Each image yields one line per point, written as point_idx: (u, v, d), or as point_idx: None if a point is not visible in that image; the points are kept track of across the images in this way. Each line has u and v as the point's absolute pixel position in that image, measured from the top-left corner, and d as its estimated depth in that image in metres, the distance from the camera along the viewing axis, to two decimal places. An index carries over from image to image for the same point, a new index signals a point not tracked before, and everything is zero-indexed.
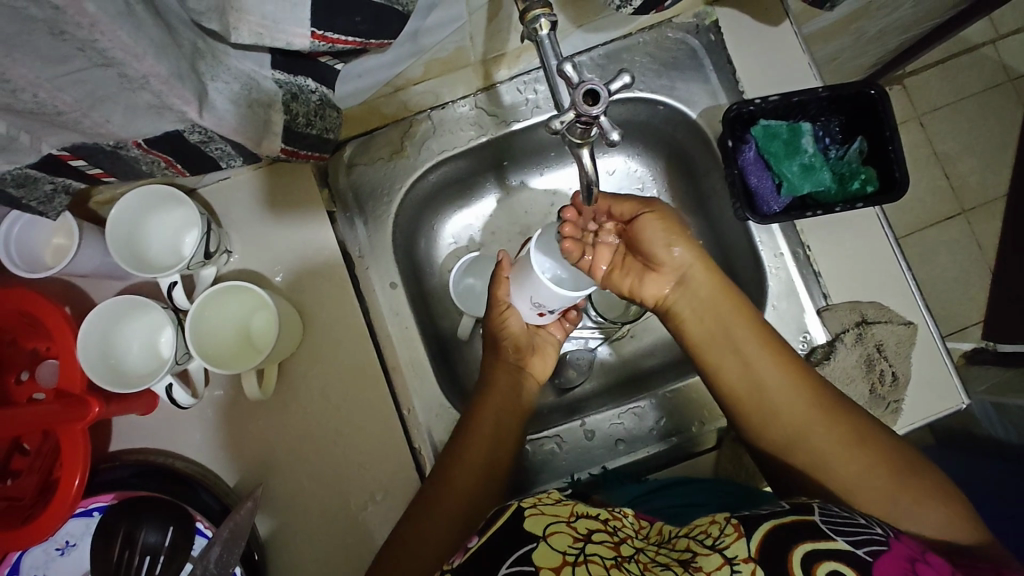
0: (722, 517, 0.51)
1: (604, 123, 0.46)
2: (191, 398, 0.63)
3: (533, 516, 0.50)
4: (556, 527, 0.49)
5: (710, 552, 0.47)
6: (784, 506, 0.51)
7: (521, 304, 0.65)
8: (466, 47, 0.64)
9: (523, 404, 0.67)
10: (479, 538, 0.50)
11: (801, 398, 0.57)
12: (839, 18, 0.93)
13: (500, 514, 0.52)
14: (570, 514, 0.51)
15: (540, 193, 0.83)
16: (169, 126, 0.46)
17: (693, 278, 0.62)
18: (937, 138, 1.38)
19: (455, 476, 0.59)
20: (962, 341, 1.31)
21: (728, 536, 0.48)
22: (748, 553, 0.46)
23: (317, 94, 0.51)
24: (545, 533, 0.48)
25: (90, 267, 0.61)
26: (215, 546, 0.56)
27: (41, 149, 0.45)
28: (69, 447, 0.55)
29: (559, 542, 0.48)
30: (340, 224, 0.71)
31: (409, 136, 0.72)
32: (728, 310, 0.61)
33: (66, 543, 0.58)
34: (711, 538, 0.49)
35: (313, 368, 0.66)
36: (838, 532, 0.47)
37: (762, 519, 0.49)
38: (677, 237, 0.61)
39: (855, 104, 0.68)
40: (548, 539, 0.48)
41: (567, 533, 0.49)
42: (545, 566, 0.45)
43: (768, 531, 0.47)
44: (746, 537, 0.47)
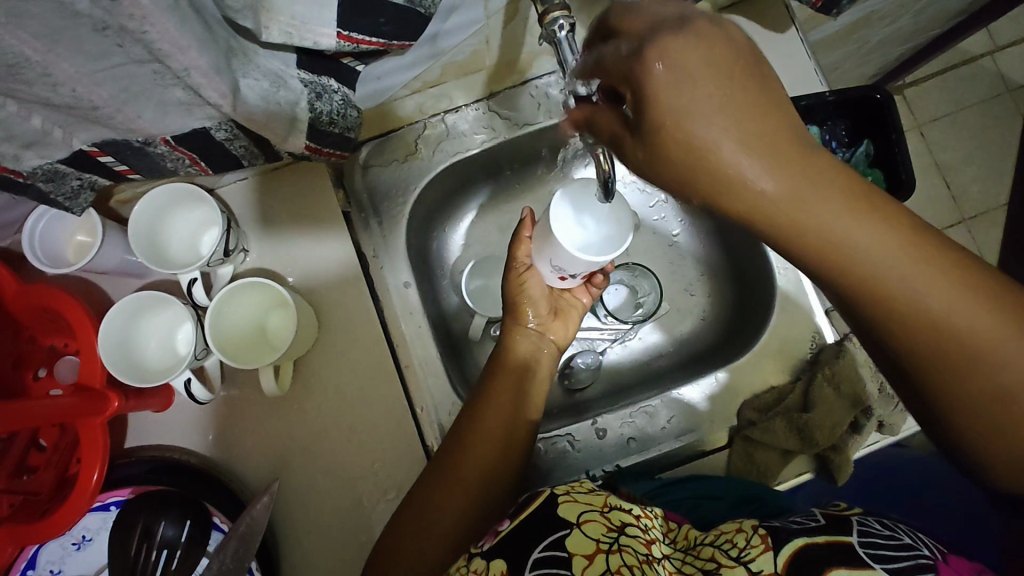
0: (748, 526, 0.52)
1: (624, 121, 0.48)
2: (208, 393, 0.63)
3: (566, 503, 0.51)
4: (590, 516, 0.50)
5: (734, 565, 0.48)
6: (820, 519, 0.51)
7: (543, 269, 0.66)
8: (481, 50, 0.65)
9: (538, 383, 0.66)
10: (509, 523, 0.52)
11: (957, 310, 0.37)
12: (842, 27, 0.96)
13: (534, 498, 0.54)
14: (602, 504, 0.52)
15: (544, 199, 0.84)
16: (197, 123, 0.47)
17: (803, 211, 0.36)
18: (937, 147, 1.41)
19: (465, 459, 0.59)
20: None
21: (755, 547, 0.49)
22: (774, 568, 0.46)
23: (339, 94, 0.52)
24: (580, 521, 0.49)
25: (111, 264, 0.62)
26: (231, 541, 0.56)
27: (72, 144, 0.46)
28: (89, 440, 0.56)
29: (592, 530, 0.48)
30: (356, 224, 0.72)
31: (424, 138, 0.73)
32: (820, 204, 0.36)
33: (82, 538, 0.58)
34: (736, 549, 0.50)
35: (328, 366, 0.67)
36: (875, 558, 0.46)
37: (792, 534, 0.49)
38: (747, 137, 0.35)
39: (861, 109, 0.70)
40: (582, 527, 0.48)
41: (601, 522, 0.49)
42: (579, 553, 0.46)
43: (801, 546, 0.47)
44: (774, 551, 0.47)
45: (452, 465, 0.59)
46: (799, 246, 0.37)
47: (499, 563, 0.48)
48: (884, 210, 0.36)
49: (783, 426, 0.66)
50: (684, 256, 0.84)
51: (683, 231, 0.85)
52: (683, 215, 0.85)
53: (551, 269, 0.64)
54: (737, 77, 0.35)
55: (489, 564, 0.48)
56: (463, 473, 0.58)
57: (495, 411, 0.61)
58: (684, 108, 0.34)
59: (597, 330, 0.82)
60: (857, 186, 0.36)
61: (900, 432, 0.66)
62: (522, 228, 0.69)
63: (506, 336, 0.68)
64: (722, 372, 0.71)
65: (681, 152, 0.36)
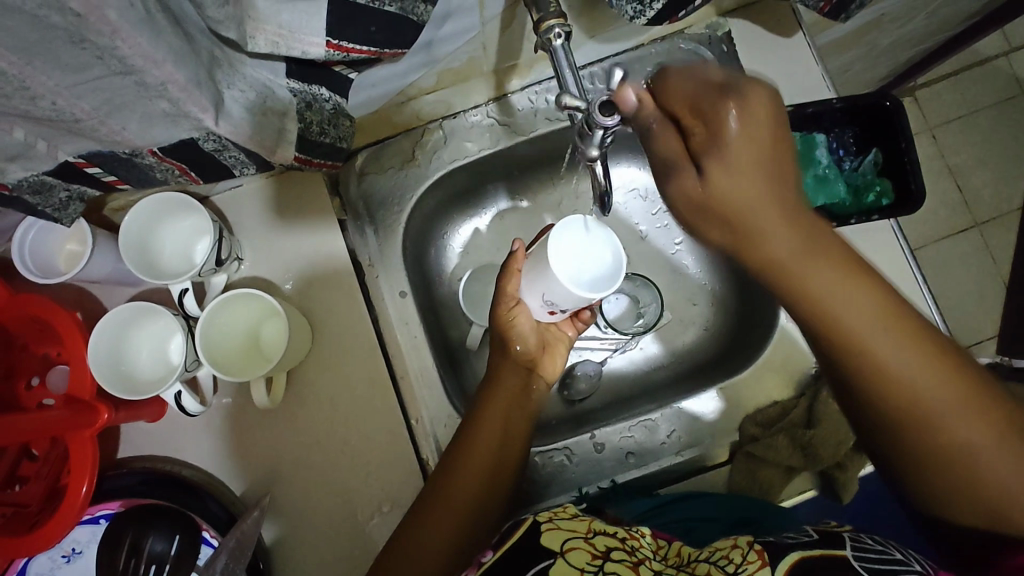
0: (744, 540, 0.51)
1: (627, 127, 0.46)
2: (199, 405, 0.62)
3: (549, 530, 0.55)
4: (573, 543, 0.53)
5: None
6: (815, 535, 0.51)
7: (530, 297, 0.63)
8: (478, 57, 0.63)
9: (531, 406, 0.64)
10: None
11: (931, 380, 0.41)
12: (853, 28, 0.95)
13: (517, 527, 0.57)
14: (586, 530, 0.55)
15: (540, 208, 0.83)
16: (184, 134, 0.46)
17: (806, 274, 0.40)
18: (949, 150, 1.39)
19: (455, 483, 0.57)
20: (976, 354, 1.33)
21: (751, 563, 0.48)
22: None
23: (330, 103, 0.51)
24: (563, 550, 0.52)
25: (103, 272, 0.61)
26: (220, 556, 0.55)
27: (58, 156, 0.45)
28: (78, 452, 0.55)
29: (576, 559, 0.51)
30: (351, 232, 0.71)
31: (421, 146, 0.72)
32: (820, 272, 0.40)
33: (72, 550, 0.58)
34: (733, 564, 0.49)
35: (322, 377, 0.66)
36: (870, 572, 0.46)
37: (790, 547, 0.49)
38: (772, 198, 0.40)
39: (870, 116, 0.67)
40: (566, 556, 0.51)
41: (585, 550, 0.52)
42: None
43: (796, 561, 0.47)
44: (771, 567, 0.47)
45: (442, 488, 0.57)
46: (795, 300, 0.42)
47: None
48: (878, 289, 0.41)
49: (786, 443, 0.64)
50: (687, 265, 0.82)
51: (684, 238, 0.83)
52: None
53: (542, 301, 0.61)
54: (775, 140, 0.40)
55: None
56: (451, 497, 0.57)
57: (488, 424, 0.60)
58: (721, 164, 0.40)
59: (597, 338, 0.80)
60: (859, 262, 0.41)
61: None
62: (510, 260, 0.64)
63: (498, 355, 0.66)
64: (724, 385, 0.70)
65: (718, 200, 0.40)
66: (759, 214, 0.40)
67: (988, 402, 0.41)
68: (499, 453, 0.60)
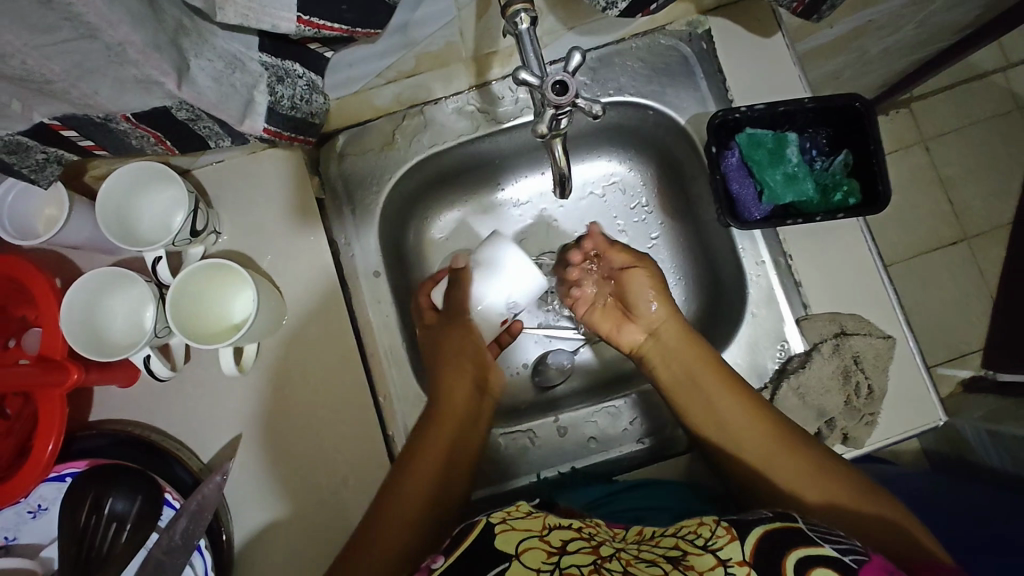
0: (710, 518, 0.52)
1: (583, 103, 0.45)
2: (169, 371, 0.64)
3: (502, 532, 0.50)
4: (529, 543, 0.49)
5: (701, 552, 0.48)
6: (768, 512, 0.51)
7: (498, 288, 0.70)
8: (457, 42, 0.64)
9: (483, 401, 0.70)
10: (444, 559, 0.49)
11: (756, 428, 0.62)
12: (841, 33, 0.97)
13: (468, 530, 0.51)
14: (541, 527, 0.51)
15: (518, 198, 0.85)
16: (156, 101, 0.48)
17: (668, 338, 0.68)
18: (941, 162, 1.40)
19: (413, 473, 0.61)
20: (960, 368, 1.34)
21: (722, 537, 0.49)
22: (742, 557, 0.47)
23: (305, 79, 0.53)
24: (518, 550, 0.48)
25: (81, 236, 0.62)
26: (182, 518, 0.58)
27: (33, 117, 0.47)
28: (48, 410, 0.57)
29: (531, 558, 0.48)
30: (329, 211, 0.72)
31: (402, 129, 0.73)
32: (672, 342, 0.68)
33: (38, 506, 0.59)
34: (702, 538, 0.49)
35: (292, 352, 0.67)
36: (825, 539, 0.48)
37: (753, 523, 0.50)
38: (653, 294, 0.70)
39: (842, 117, 0.68)
40: (521, 556, 0.48)
41: (541, 549, 0.49)
42: None
43: (761, 535, 0.48)
44: (740, 540, 0.48)
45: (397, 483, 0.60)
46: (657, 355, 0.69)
47: None
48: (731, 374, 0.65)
49: None
50: (662, 259, 0.84)
51: (661, 233, 0.84)
52: (663, 218, 0.84)
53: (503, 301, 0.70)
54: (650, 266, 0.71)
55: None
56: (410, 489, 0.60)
57: (441, 434, 0.63)
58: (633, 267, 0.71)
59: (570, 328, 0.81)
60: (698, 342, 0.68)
61: (864, 445, 0.67)
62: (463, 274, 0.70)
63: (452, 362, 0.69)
64: None
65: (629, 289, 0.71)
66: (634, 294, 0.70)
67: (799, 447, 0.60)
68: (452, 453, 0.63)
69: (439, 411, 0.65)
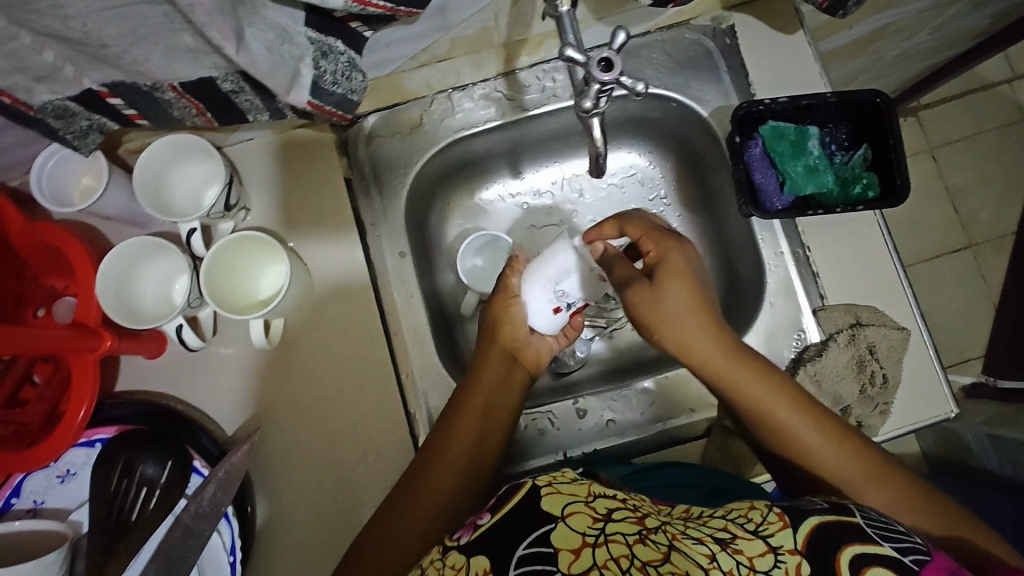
0: (761, 502, 0.51)
1: (625, 78, 0.45)
2: (200, 341, 0.65)
3: (549, 495, 0.48)
4: (574, 507, 0.47)
5: (752, 537, 0.47)
6: (824, 504, 0.51)
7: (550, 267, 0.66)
8: (490, 27, 0.66)
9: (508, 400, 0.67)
10: (490, 517, 0.48)
11: (823, 440, 0.58)
12: (857, 37, 0.99)
13: (515, 491, 0.50)
14: (586, 493, 0.49)
15: (539, 187, 0.87)
16: (204, 72, 0.49)
17: (711, 358, 0.61)
18: (948, 170, 1.42)
19: (434, 473, 0.61)
20: (963, 373, 1.36)
21: (773, 524, 0.48)
22: (793, 545, 0.46)
23: (345, 56, 0.53)
24: (563, 513, 0.46)
25: (116, 208, 0.63)
26: (210, 484, 0.58)
27: (83, 82, 0.48)
28: (79, 375, 0.58)
29: (578, 523, 0.46)
30: (357, 192, 0.73)
31: (430, 113, 0.74)
32: (717, 362, 0.61)
33: (67, 472, 0.60)
34: (753, 522, 0.48)
35: (318, 329, 0.68)
36: (884, 538, 0.48)
37: (807, 512, 0.50)
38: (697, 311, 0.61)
39: (862, 112, 0.69)
40: (567, 520, 0.46)
41: (586, 513, 0.46)
42: (564, 548, 0.44)
43: (816, 525, 0.48)
44: (792, 529, 0.47)
45: (422, 481, 0.60)
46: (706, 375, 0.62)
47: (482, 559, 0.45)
48: (778, 380, 0.60)
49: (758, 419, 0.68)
50: None
51: (680, 224, 0.85)
52: (681, 210, 0.86)
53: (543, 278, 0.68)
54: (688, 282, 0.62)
55: (471, 560, 0.45)
56: (433, 487, 0.60)
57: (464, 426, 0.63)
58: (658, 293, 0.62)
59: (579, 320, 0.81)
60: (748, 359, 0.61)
61: (878, 433, 0.68)
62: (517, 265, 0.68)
63: (483, 348, 0.69)
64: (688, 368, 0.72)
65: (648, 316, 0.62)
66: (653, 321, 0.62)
67: (864, 454, 0.57)
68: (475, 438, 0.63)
69: (463, 399, 0.65)
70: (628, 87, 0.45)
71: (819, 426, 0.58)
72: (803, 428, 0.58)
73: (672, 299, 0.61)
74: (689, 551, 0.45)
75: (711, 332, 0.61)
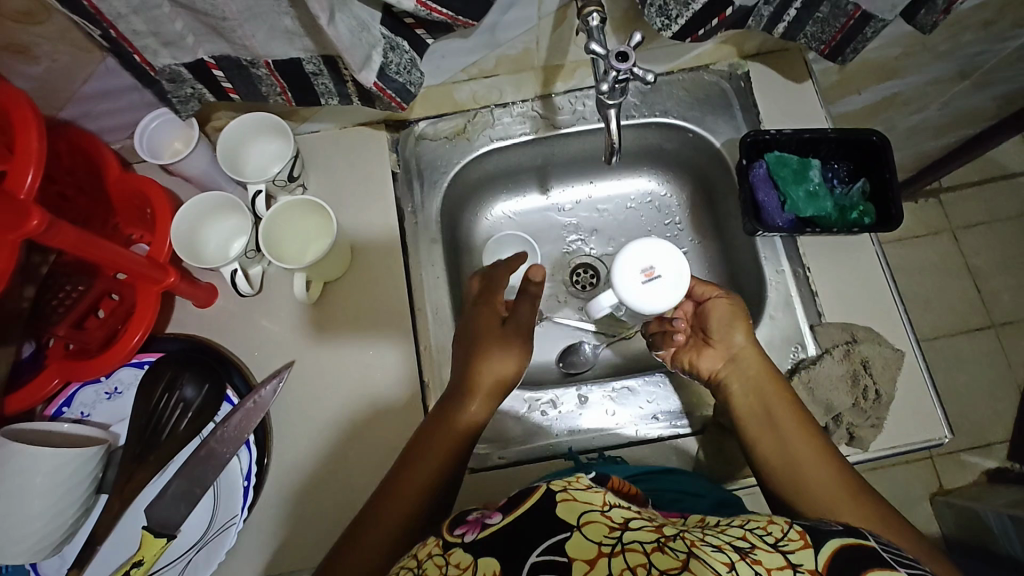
0: (782, 518, 0.48)
1: (639, 70, 0.54)
2: (250, 289, 0.72)
3: (564, 501, 0.46)
4: (590, 516, 0.45)
5: (772, 550, 0.44)
6: (838, 526, 0.48)
7: (631, 288, 0.72)
8: (532, 49, 0.76)
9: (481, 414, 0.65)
10: (501, 517, 0.47)
11: (825, 462, 0.61)
12: (867, 103, 1.08)
13: (527, 494, 0.48)
14: (602, 501, 0.46)
15: (563, 205, 0.95)
16: (294, 52, 0.60)
17: (750, 362, 0.69)
18: (969, 251, 1.46)
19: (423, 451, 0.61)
20: (986, 457, 1.33)
21: (794, 541, 0.45)
22: (815, 565, 0.43)
23: (408, 54, 0.64)
24: (579, 522, 0.44)
25: (197, 172, 0.73)
26: (237, 412, 0.65)
27: (197, 53, 0.60)
28: (145, 300, 0.67)
29: (593, 531, 0.43)
30: (400, 185, 0.82)
31: (473, 123, 0.84)
32: (758, 369, 0.68)
33: (114, 389, 0.67)
34: (773, 536, 0.46)
35: (352, 293, 0.75)
36: (900, 564, 0.44)
37: (827, 533, 0.46)
38: (744, 326, 0.70)
39: (860, 151, 0.77)
40: (582, 529, 0.44)
41: (602, 522, 0.44)
42: (579, 557, 0.42)
43: (839, 547, 0.44)
44: (815, 549, 0.44)
45: (414, 455, 0.61)
46: (738, 378, 0.68)
47: (488, 560, 0.44)
48: (803, 410, 0.65)
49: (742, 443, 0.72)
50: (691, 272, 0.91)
51: (692, 247, 0.92)
52: (693, 235, 0.92)
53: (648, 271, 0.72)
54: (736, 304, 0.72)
55: (478, 561, 0.43)
56: (425, 461, 0.61)
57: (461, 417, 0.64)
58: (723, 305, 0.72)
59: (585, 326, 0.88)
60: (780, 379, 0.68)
61: (870, 449, 0.70)
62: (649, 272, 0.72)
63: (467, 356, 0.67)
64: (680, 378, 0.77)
65: (719, 319, 0.71)
66: (721, 329, 0.71)
67: (862, 489, 0.59)
68: (462, 446, 0.63)
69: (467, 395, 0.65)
70: (640, 77, 0.54)
71: (826, 453, 0.62)
72: (809, 444, 0.62)
73: (721, 310, 0.72)
74: (708, 559, 0.42)
75: (761, 358, 0.69)
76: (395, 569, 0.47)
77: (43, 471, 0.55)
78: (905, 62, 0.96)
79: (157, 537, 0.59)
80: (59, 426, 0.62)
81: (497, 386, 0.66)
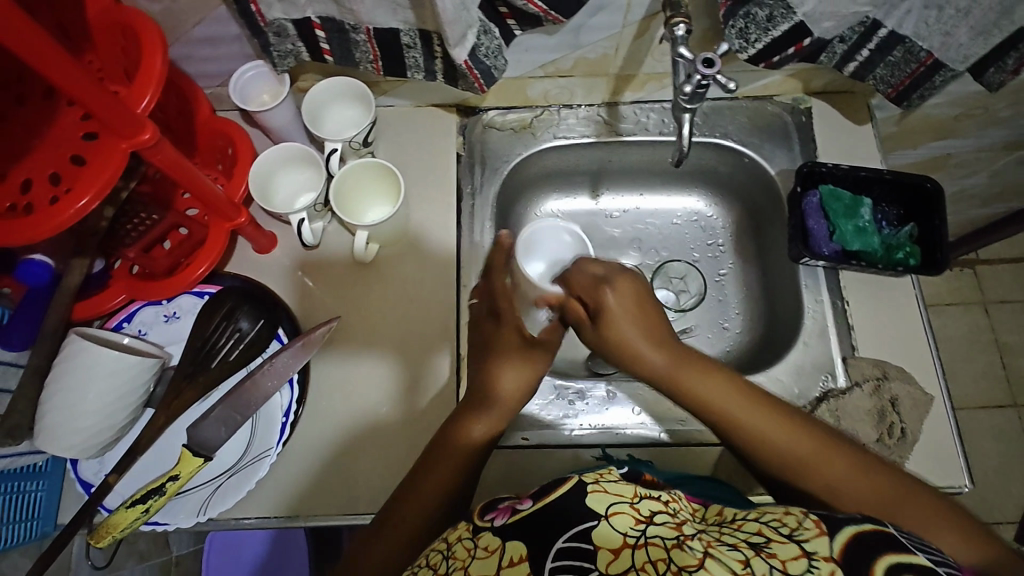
0: (797, 508, 0.47)
1: (720, 78, 0.58)
2: (314, 240, 0.75)
3: (595, 492, 0.46)
4: (619, 507, 0.46)
5: (786, 541, 0.44)
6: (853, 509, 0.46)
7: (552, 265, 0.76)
8: (610, 55, 0.79)
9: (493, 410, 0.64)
10: (532, 503, 0.47)
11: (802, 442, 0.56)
12: (919, 160, 1.10)
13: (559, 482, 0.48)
14: (632, 493, 0.47)
15: (612, 211, 0.98)
16: (394, 23, 0.65)
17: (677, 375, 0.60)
18: (1001, 326, 1.44)
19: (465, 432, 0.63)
20: None
21: (809, 529, 0.44)
22: (829, 552, 0.42)
23: (496, 40, 0.67)
24: (607, 512, 0.45)
25: (279, 124, 0.78)
26: (286, 350, 0.68)
27: (306, 11, 0.64)
28: (216, 234, 0.71)
29: (620, 523, 0.44)
30: (463, 167, 0.85)
31: (540, 120, 0.88)
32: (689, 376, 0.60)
33: (172, 314, 0.71)
34: (788, 527, 0.45)
35: (404, 262, 0.79)
36: (916, 548, 0.43)
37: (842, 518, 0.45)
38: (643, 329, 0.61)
39: (911, 196, 0.79)
40: (610, 519, 0.45)
41: (629, 514, 0.45)
42: (604, 546, 0.43)
43: (854, 533, 0.43)
44: (829, 535, 0.43)
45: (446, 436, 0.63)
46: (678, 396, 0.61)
47: (517, 543, 0.45)
48: (749, 392, 0.58)
49: None
50: (728, 293, 0.93)
51: (732, 269, 0.94)
52: (735, 257, 0.94)
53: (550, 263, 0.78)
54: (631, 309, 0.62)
55: (507, 543, 0.45)
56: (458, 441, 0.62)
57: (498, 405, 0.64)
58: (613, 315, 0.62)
59: None
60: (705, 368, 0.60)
61: None
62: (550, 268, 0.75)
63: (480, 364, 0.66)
64: None
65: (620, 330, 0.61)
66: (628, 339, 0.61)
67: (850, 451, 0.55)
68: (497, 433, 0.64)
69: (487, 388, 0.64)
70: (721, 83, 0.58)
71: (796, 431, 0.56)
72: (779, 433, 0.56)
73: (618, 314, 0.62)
74: (722, 557, 0.43)
75: (704, 370, 0.60)
76: (426, 552, 0.49)
77: (104, 374, 0.59)
78: (964, 123, 0.97)
79: (195, 457, 0.62)
80: (120, 339, 0.65)
81: (510, 398, 0.65)
